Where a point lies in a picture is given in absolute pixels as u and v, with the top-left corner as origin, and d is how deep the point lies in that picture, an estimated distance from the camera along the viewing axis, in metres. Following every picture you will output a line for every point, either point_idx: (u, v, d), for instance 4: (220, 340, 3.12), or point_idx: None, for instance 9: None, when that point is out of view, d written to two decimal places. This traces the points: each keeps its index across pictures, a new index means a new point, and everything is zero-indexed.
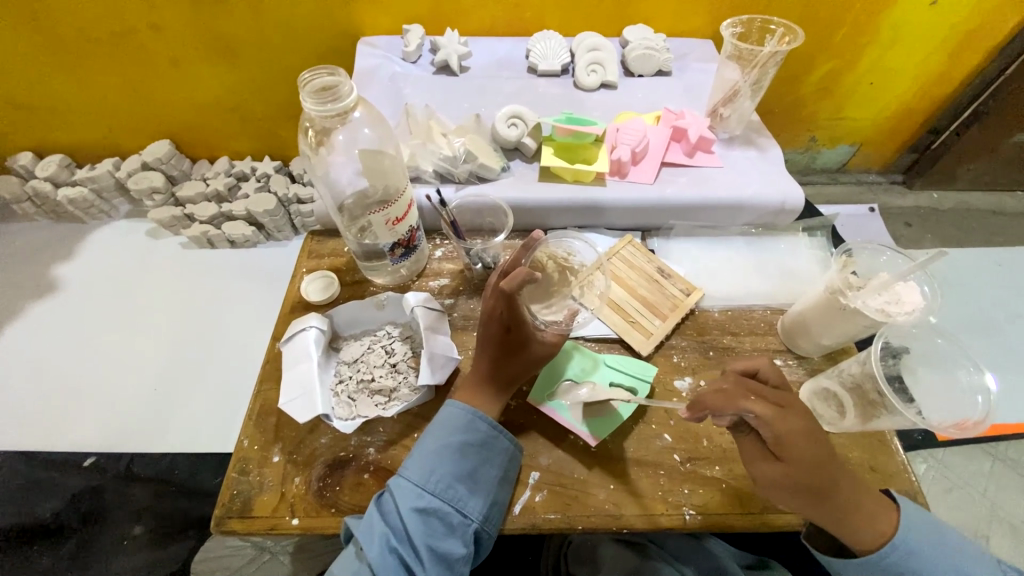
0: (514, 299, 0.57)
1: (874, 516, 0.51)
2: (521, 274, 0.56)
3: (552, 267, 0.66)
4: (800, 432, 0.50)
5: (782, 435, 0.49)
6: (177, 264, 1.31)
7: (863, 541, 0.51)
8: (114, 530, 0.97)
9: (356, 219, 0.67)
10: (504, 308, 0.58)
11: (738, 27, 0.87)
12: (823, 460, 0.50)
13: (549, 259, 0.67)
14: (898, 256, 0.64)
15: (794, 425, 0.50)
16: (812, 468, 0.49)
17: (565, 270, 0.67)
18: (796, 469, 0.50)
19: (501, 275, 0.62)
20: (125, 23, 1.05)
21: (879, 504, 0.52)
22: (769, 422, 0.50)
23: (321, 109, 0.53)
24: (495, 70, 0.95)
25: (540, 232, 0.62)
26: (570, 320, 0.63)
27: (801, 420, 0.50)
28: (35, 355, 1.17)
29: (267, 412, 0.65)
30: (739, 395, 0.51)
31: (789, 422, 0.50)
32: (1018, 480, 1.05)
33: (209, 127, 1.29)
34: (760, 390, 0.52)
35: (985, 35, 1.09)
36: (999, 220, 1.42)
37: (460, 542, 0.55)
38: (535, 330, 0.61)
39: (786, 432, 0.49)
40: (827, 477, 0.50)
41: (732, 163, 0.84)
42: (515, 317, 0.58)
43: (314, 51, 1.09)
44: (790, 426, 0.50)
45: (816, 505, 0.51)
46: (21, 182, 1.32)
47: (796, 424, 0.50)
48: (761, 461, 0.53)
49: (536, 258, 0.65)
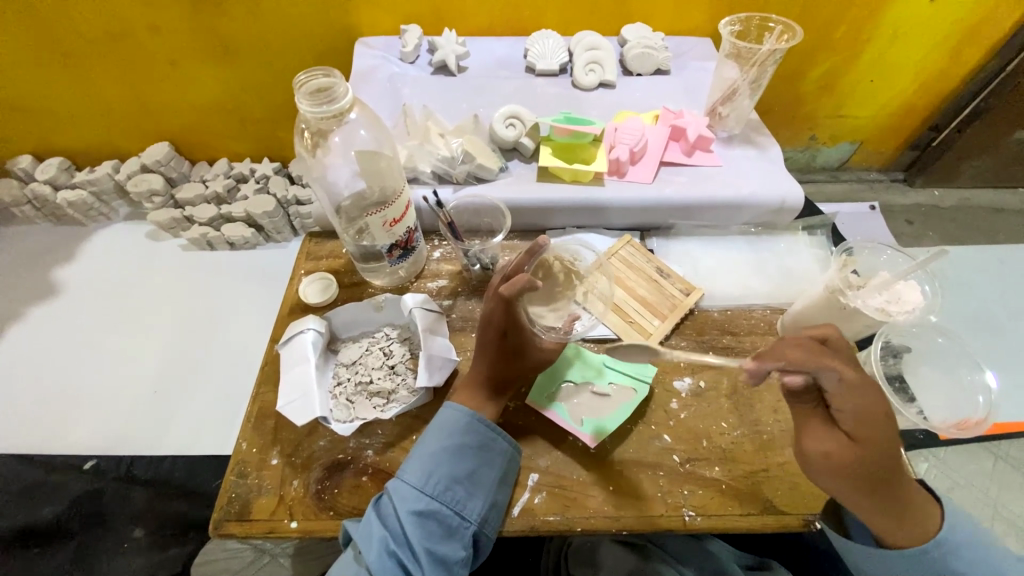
0: (513, 304, 0.57)
1: (919, 513, 0.51)
2: (521, 280, 0.57)
3: (558, 269, 0.67)
4: (878, 409, 0.48)
5: (862, 407, 0.47)
6: (177, 266, 1.31)
7: (903, 538, 0.52)
8: (116, 533, 0.97)
9: (354, 220, 0.66)
10: (501, 312, 0.58)
11: (736, 24, 0.87)
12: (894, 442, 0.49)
13: (556, 260, 0.67)
14: (899, 254, 0.64)
15: (874, 399, 0.48)
16: (884, 451, 0.48)
17: (571, 272, 0.67)
18: (872, 450, 0.48)
19: (504, 277, 0.62)
20: (124, 25, 1.05)
21: (924, 507, 0.52)
22: (851, 390, 0.47)
23: (316, 111, 0.53)
24: (493, 71, 0.95)
25: (545, 238, 0.62)
26: (569, 327, 0.64)
27: (877, 398, 0.48)
28: (36, 357, 1.17)
29: (264, 415, 0.65)
30: (823, 355, 0.48)
31: (869, 395, 0.48)
32: (1020, 479, 1.04)
33: (209, 129, 1.29)
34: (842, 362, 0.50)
35: (987, 31, 1.08)
36: (1001, 217, 1.41)
37: (459, 545, 0.55)
38: (531, 334, 0.61)
39: (864, 406, 0.47)
40: (895, 462, 0.48)
41: (731, 162, 0.83)
42: (513, 320, 0.58)
43: (313, 52, 1.08)
44: (868, 400, 0.47)
45: (878, 495, 0.49)
46: (21, 185, 1.32)
47: (874, 398, 0.48)
48: (831, 441, 0.50)
49: (544, 261, 0.66)
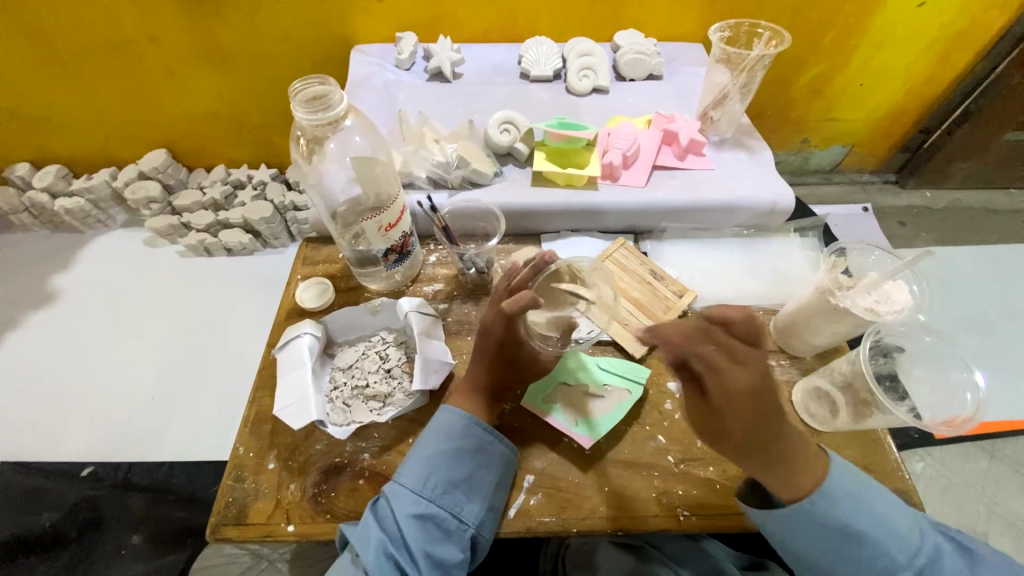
0: (514, 319, 0.59)
1: (801, 467, 0.49)
2: (526, 297, 0.57)
3: (567, 276, 0.65)
4: (745, 392, 0.45)
5: (724, 391, 0.45)
6: (174, 272, 1.32)
7: (783, 489, 0.50)
8: (112, 539, 0.97)
9: (350, 227, 0.68)
10: (502, 326, 0.60)
11: (726, 31, 0.88)
12: (767, 415, 0.46)
13: (566, 267, 0.65)
14: (887, 255, 0.65)
15: (741, 383, 0.45)
16: (752, 422, 0.46)
17: (578, 280, 0.65)
18: (743, 424, 0.46)
19: (510, 288, 0.63)
20: (122, 33, 1.06)
21: (808, 461, 0.50)
22: (715, 374, 0.45)
23: (312, 118, 0.54)
24: (488, 77, 0.96)
25: (549, 254, 0.62)
26: (564, 339, 0.65)
27: (751, 381, 0.45)
28: (33, 364, 1.17)
29: (261, 420, 0.65)
30: (696, 340, 0.46)
31: (735, 381, 0.45)
32: (1014, 477, 1.05)
33: (206, 136, 1.30)
34: (724, 342, 0.45)
35: (975, 35, 1.10)
36: (992, 217, 1.43)
37: (457, 548, 0.55)
38: (527, 345, 0.64)
39: (724, 390, 0.45)
40: (768, 432, 0.47)
41: (723, 165, 0.84)
42: (512, 333, 0.60)
43: (309, 59, 1.09)
44: (731, 386, 0.45)
45: (751, 457, 0.49)
46: (18, 193, 1.33)
47: (742, 382, 0.45)
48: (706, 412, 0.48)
49: (554, 270, 0.64)
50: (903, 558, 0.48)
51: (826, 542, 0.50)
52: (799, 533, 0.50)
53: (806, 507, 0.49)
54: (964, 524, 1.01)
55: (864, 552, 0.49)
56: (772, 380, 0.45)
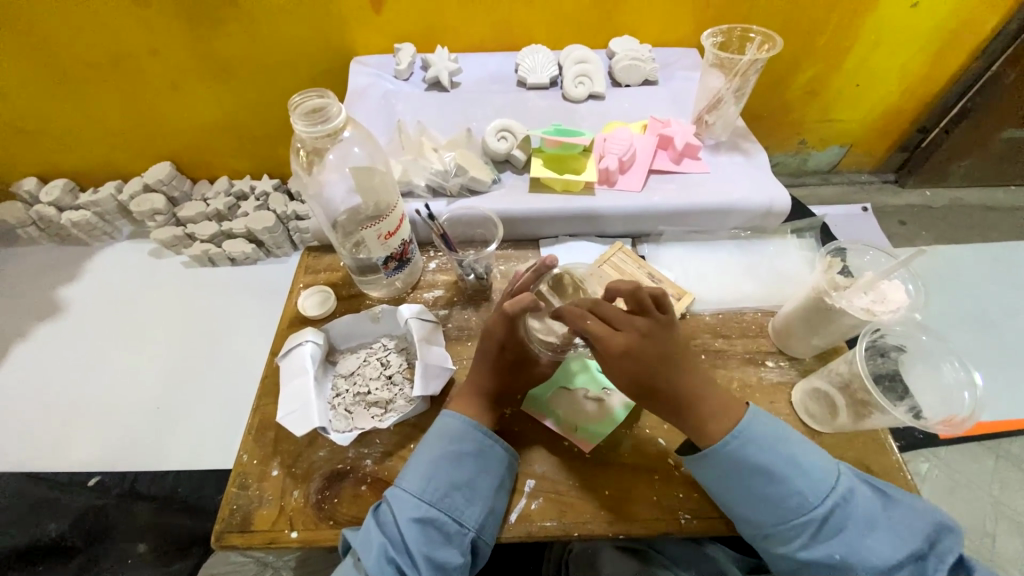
0: (515, 321, 0.60)
1: (704, 414, 0.56)
2: (526, 299, 0.59)
3: (568, 282, 0.68)
4: (622, 351, 0.55)
5: (608, 353, 0.56)
6: (179, 283, 1.33)
7: (693, 435, 0.56)
8: (119, 548, 0.98)
9: (350, 235, 0.69)
10: (503, 329, 0.60)
11: (719, 36, 0.89)
12: (651, 368, 0.55)
13: (566, 275, 0.69)
14: (882, 255, 0.65)
15: (619, 344, 0.55)
16: (634, 373, 0.55)
17: (579, 287, 0.68)
18: (632, 374, 0.56)
19: (512, 292, 0.64)
20: (126, 49, 1.08)
21: (716, 410, 0.56)
22: (599, 340, 0.56)
23: (311, 130, 0.55)
24: (485, 85, 0.97)
25: (552, 258, 0.64)
26: (565, 344, 0.66)
27: (626, 341, 0.55)
28: (40, 375, 1.19)
29: (265, 428, 0.66)
30: (580, 317, 0.57)
31: (614, 342, 0.55)
32: (1021, 476, 1.04)
33: (209, 148, 1.32)
34: (602, 311, 0.58)
35: (969, 34, 1.10)
36: (993, 215, 1.43)
37: (458, 551, 0.56)
38: (531, 350, 0.64)
39: (607, 352, 0.56)
40: (655, 383, 0.55)
41: (719, 168, 0.85)
42: (513, 337, 0.61)
43: (309, 71, 1.11)
44: (612, 347, 0.55)
45: (656, 405, 0.57)
46: (26, 207, 1.35)
47: (620, 343, 0.55)
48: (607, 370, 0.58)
49: (558, 278, 0.68)
50: (815, 496, 0.53)
51: (744, 484, 0.54)
52: (720, 477, 0.55)
53: (746, 469, 0.54)
54: (970, 524, 1.00)
55: (778, 492, 0.53)
56: (646, 339, 0.56)
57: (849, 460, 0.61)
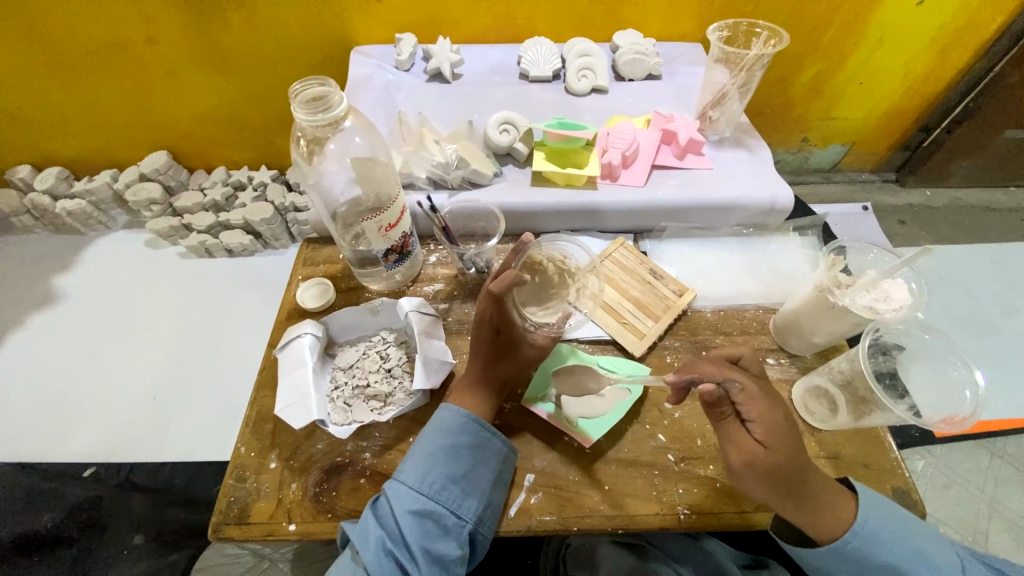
0: (504, 302, 0.59)
1: (823, 513, 0.52)
2: (510, 277, 0.58)
3: (551, 269, 0.68)
4: (772, 418, 0.51)
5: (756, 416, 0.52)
6: (175, 274, 1.32)
7: (823, 529, 0.52)
8: (115, 540, 0.96)
9: (350, 227, 0.69)
10: (494, 310, 0.60)
11: (724, 30, 0.89)
12: (796, 446, 0.51)
13: (548, 262, 0.68)
14: (885, 253, 0.65)
15: (766, 410, 0.52)
16: (787, 450, 0.51)
17: (564, 273, 0.68)
18: (782, 452, 0.50)
19: (495, 274, 0.63)
20: (122, 36, 1.06)
21: (832, 500, 0.53)
22: (751, 398, 0.52)
23: (312, 119, 0.54)
24: (488, 77, 0.96)
25: (529, 237, 0.62)
26: (563, 322, 0.66)
27: (768, 409, 0.52)
28: (35, 365, 1.18)
29: (263, 419, 0.65)
30: (724, 368, 0.53)
31: (760, 406, 0.52)
32: (1018, 476, 1.04)
33: (208, 138, 1.30)
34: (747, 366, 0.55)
35: (972, 35, 1.10)
36: (991, 215, 1.43)
37: (454, 544, 0.55)
38: (525, 330, 0.63)
39: (757, 414, 0.52)
40: (796, 466, 0.51)
41: (722, 164, 0.84)
42: (505, 318, 0.60)
43: (310, 60, 1.10)
44: (759, 410, 0.52)
45: (786, 490, 0.51)
46: (20, 195, 1.33)
47: (768, 410, 0.52)
48: (742, 447, 0.51)
49: (533, 261, 0.67)
50: None
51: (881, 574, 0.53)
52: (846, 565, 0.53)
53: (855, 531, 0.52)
54: (965, 524, 1.01)
55: None
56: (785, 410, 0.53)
57: (848, 456, 0.61)
